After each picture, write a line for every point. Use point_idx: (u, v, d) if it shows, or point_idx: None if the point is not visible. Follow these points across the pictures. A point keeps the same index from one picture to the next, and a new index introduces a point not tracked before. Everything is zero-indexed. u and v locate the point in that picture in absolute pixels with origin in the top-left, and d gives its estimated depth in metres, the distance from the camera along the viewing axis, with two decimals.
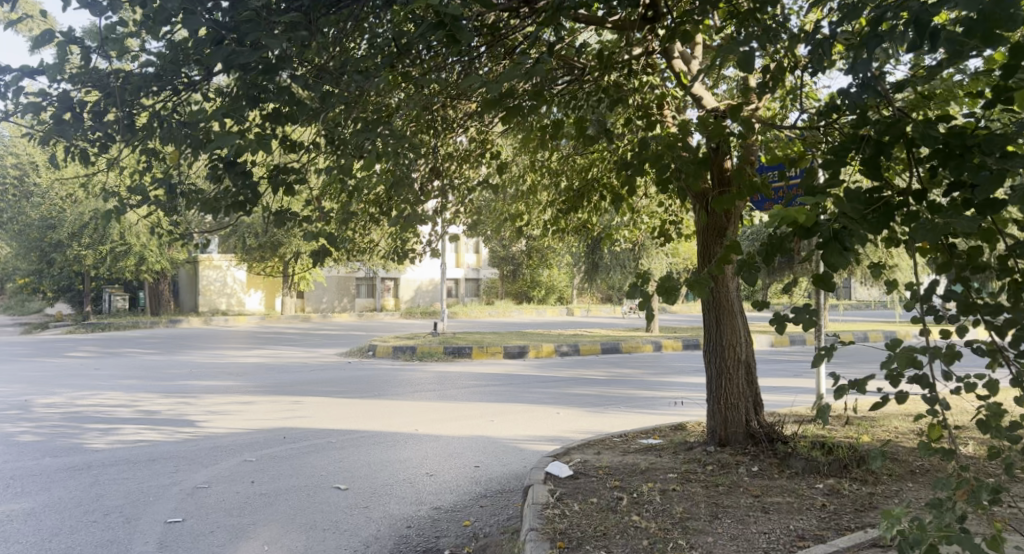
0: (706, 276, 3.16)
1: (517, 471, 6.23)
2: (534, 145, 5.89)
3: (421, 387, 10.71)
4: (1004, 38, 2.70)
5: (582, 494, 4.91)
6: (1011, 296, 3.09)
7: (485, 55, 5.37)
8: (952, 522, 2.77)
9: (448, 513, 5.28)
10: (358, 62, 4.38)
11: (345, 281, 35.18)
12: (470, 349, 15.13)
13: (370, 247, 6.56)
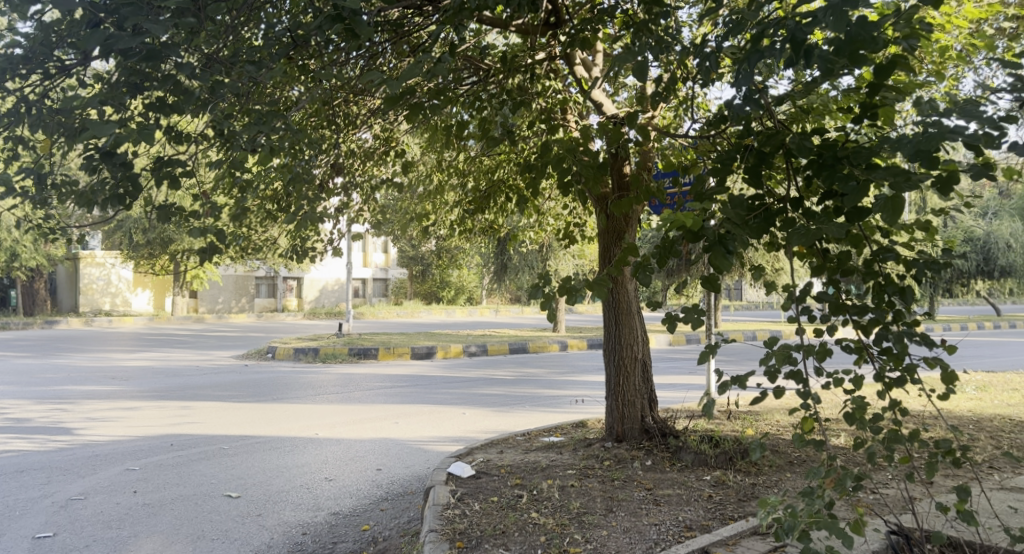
0: (605, 276, 3.25)
1: (418, 473, 6.25)
2: (439, 144, 5.91)
3: (324, 389, 10.56)
4: (868, 57, 2.92)
5: (483, 493, 4.98)
6: (876, 297, 3.33)
7: (389, 51, 5.37)
8: (821, 508, 2.97)
9: (346, 518, 5.26)
10: (250, 51, 4.30)
11: (243, 281, 34.25)
12: (376, 350, 14.99)
13: (268, 245, 6.43)
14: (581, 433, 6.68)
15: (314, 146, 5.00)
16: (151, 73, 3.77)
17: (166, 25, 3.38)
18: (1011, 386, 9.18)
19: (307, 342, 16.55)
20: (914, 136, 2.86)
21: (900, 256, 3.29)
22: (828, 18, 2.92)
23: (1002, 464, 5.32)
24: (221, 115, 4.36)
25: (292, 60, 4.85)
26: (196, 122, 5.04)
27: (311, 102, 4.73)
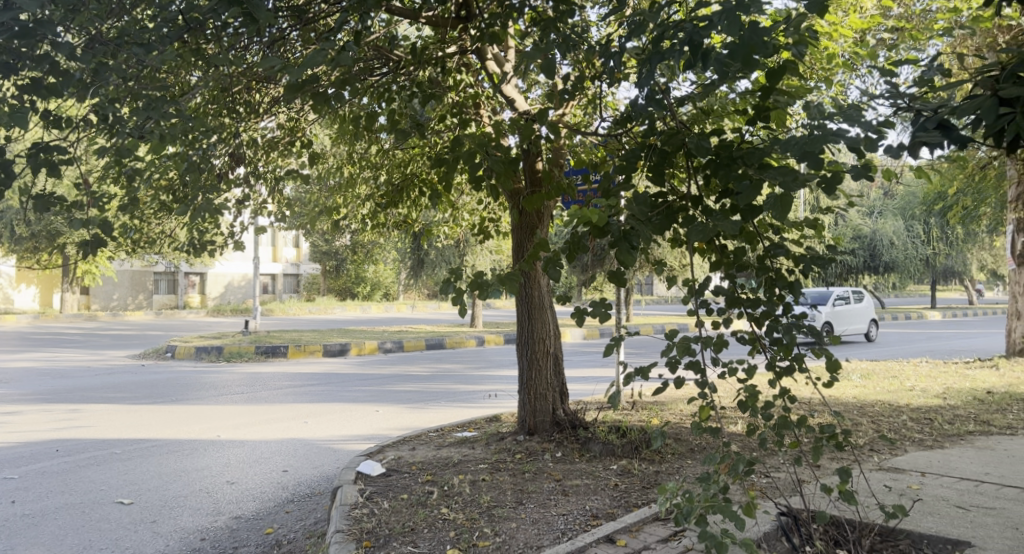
0: (516, 271, 3.30)
1: (327, 474, 6.19)
2: (348, 135, 5.84)
3: (229, 390, 10.30)
4: (760, 61, 3.07)
5: (392, 491, 4.98)
6: (768, 291, 3.54)
7: (294, 39, 5.26)
8: (716, 493, 3.11)
9: (249, 521, 5.17)
10: (137, 32, 4.16)
11: (140, 276, 32.96)
12: (285, 348, 14.70)
13: (166, 238, 6.23)
14: (492, 427, 6.74)
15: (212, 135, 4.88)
16: (26, 53, 3.60)
17: (41, 1, 3.24)
18: (892, 373, 9.76)
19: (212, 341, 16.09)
20: (801, 137, 3.04)
21: (790, 252, 3.50)
22: (722, 23, 3.06)
23: (881, 447, 5.66)
24: (103, 99, 4.20)
25: (186, 43, 4.70)
26: (81, 110, 4.84)
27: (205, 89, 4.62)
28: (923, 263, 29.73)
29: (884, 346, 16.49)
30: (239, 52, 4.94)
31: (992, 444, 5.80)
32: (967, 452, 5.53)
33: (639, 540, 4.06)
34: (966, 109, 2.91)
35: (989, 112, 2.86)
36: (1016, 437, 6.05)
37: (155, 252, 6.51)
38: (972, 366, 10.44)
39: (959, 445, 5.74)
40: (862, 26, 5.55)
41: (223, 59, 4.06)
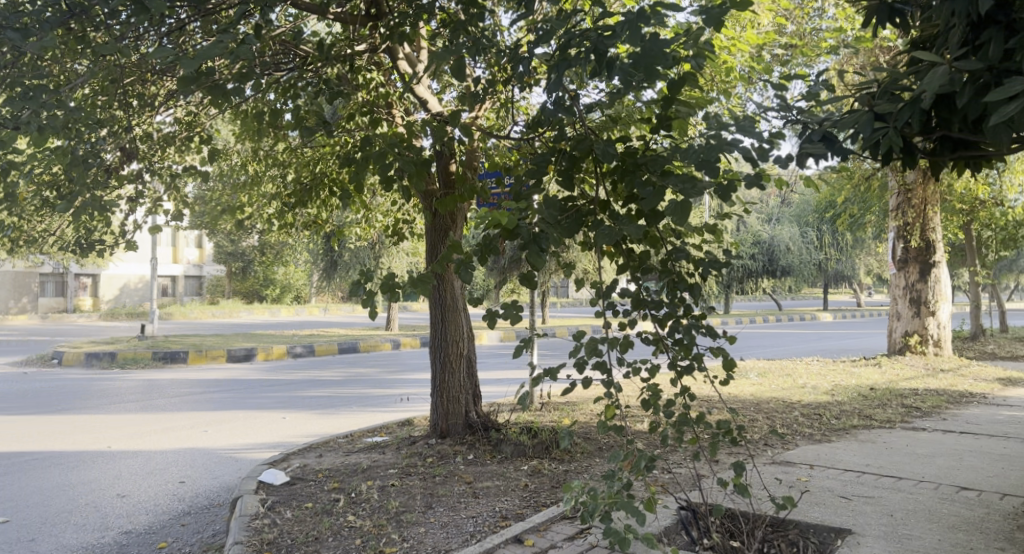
0: (428, 273, 3.29)
1: (227, 484, 6.04)
2: (251, 133, 5.71)
3: (124, 398, 9.90)
4: (661, 71, 3.20)
5: (296, 500, 4.92)
6: (670, 293, 3.70)
7: (195, 30, 5.12)
8: (620, 489, 3.23)
9: (141, 536, 5.01)
10: (14, 18, 3.97)
11: (25, 277, 31.27)
12: (186, 354, 14.21)
13: (53, 238, 5.96)
14: (404, 432, 6.73)
15: (100, 128, 4.69)
16: None
17: None
18: (787, 372, 10.18)
19: (105, 346, 15.43)
20: (698, 147, 3.20)
21: (690, 256, 3.67)
22: (625, 33, 3.18)
23: (775, 441, 5.93)
24: None
25: (69, 31, 4.52)
26: None
27: (91, 79, 4.46)
28: (817, 267, 31.06)
29: (780, 346, 17.14)
30: (131, 42, 4.77)
31: (874, 437, 6.14)
32: (852, 445, 5.85)
33: (546, 539, 4.13)
34: (846, 123, 3.14)
35: (864, 126, 3.11)
36: (895, 431, 6.43)
37: (41, 254, 6.22)
38: (859, 365, 10.99)
39: (845, 439, 6.06)
40: (758, 40, 5.80)
41: (110, 47, 3.93)
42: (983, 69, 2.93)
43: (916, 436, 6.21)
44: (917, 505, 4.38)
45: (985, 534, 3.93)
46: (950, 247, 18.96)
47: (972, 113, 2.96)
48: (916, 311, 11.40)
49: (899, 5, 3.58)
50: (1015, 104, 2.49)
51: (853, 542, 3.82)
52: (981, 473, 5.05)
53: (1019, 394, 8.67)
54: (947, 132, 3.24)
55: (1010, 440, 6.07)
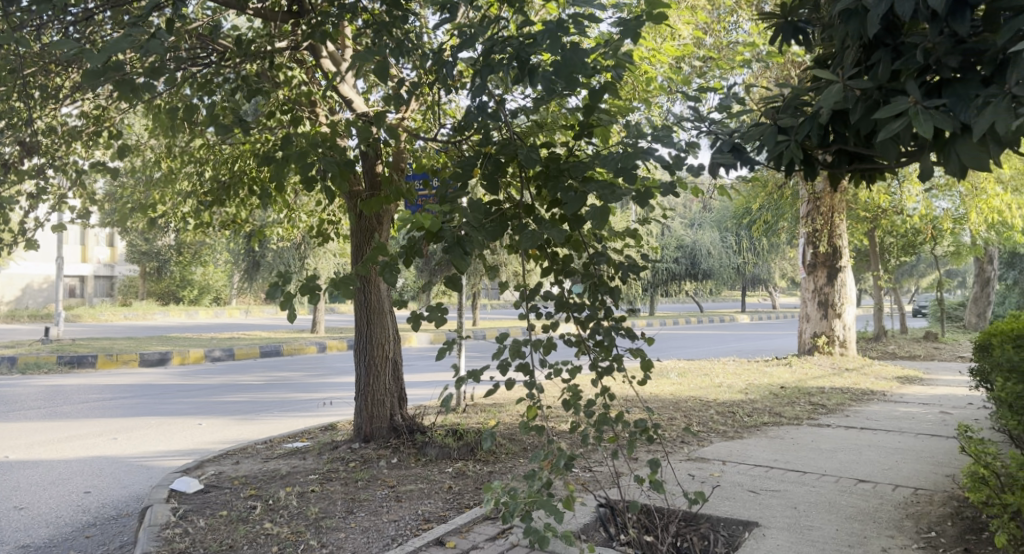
0: (351, 275, 3.28)
1: (137, 494, 5.87)
2: (164, 129, 5.55)
3: (28, 405, 9.49)
4: (580, 80, 3.30)
5: (210, 508, 4.82)
6: (591, 296, 3.82)
7: (104, 21, 4.95)
8: (540, 488, 3.31)
9: (43, 549, 4.83)
10: None
11: None
12: (94, 358, 13.69)
13: None
14: (326, 436, 6.67)
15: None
16: None
17: None
18: (704, 371, 10.48)
19: (5, 350, 14.71)
20: (617, 155, 3.30)
21: (610, 260, 3.77)
22: (545, 42, 3.26)
23: (690, 439, 6.10)
24: None
25: None
26: None
27: None
28: (736, 270, 31.99)
29: (701, 347, 17.60)
30: (34, 31, 4.58)
31: (783, 433, 6.38)
32: (762, 441, 6.08)
33: (468, 540, 4.17)
34: (752, 135, 3.39)
35: (768, 139, 3.34)
36: (803, 427, 6.70)
37: None
38: (772, 364, 11.39)
39: (755, 435, 6.29)
40: (675, 51, 5.97)
41: (8, 36, 3.76)
42: (872, 88, 3.07)
43: (821, 432, 6.49)
44: (819, 497, 4.60)
45: (877, 523, 4.16)
46: (856, 252, 19.83)
47: (863, 128, 3.11)
48: (823, 313, 11.90)
49: (802, 24, 3.87)
50: (900, 120, 2.73)
51: (760, 533, 4.02)
52: (878, 466, 5.32)
53: (915, 391, 9.14)
54: (842, 146, 3.41)
55: (905, 434, 6.40)
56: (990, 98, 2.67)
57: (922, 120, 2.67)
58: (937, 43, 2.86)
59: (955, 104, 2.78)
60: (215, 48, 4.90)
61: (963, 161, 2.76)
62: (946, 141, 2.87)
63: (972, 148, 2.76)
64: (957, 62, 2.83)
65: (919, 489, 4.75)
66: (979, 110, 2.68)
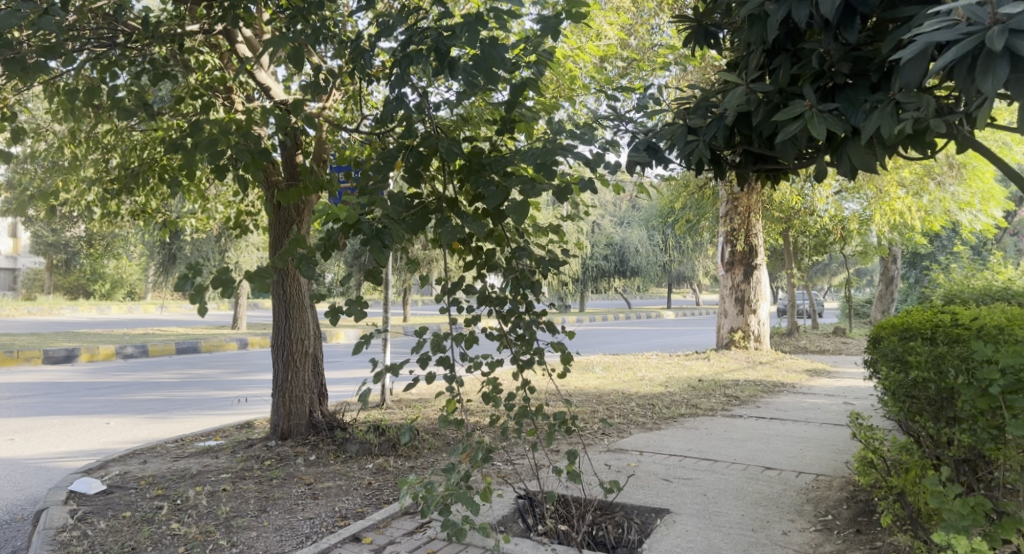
0: (266, 269, 3.16)
1: (35, 496, 5.60)
2: (63, 112, 5.27)
3: None
4: (500, 75, 3.29)
5: (113, 510, 4.63)
6: (513, 290, 3.81)
7: None
8: (458, 481, 3.30)
9: None
10: None
11: None
12: None
13: None
14: (240, 434, 6.49)
15: None
16: None
17: None
18: (627, 366, 10.61)
19: None
20: (537, 150, 3.29)
21: (533, 255, 3.77)
22: (464, 35, 3.22)
23: (609, 430, 6.18)
24: None
25: None
26: None
27: None
28: (661, 268, 32.57)
29: (625, 343, 17.82)
30: None
31: (698, 424, 6.52)
32: (678, 432, 6.19)
33: (385, 535, 4.12)
34: (663, 135, 3.62)
35: (679, 139, 3.56)
36: (717, 418, 6.86)
37: None
38: (691, 358, 11.63)
39: (672, 426, 6.41)
40: (597, 51, 6.02)
41: None
42: (774, 91, 3.35)
43: (734, 422, 6.66)
44: (727, 484, 4.71)
45: (781, 508, 4.30)
46: (771, 252, 20.44)
47: (765, 130, 3.38)
48: (740, 309, 12.21)
49: (713, 29, 4.02)
50: (797, 122, 3.01)
51: (670, 520, 4.12)
52: (785, 453, 5.49)
53: (824, 383, 9.46)
54: (747, 147, 3.64)
55: (810, 424, 6.60)
56: (876, 104, 3.00)
57: (816, 123, 2.95)
58: (832, 50, 3.15)
59: (846, 109, 3.09)
60: (122, 28, 4.69)
61: (853, 163, 3.14)
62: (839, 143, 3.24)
63: (861, 151, 3.13)
64: (847, 69, 3.13)
65: (820, 475, 4.90)
66: (867, 114, 3.01)
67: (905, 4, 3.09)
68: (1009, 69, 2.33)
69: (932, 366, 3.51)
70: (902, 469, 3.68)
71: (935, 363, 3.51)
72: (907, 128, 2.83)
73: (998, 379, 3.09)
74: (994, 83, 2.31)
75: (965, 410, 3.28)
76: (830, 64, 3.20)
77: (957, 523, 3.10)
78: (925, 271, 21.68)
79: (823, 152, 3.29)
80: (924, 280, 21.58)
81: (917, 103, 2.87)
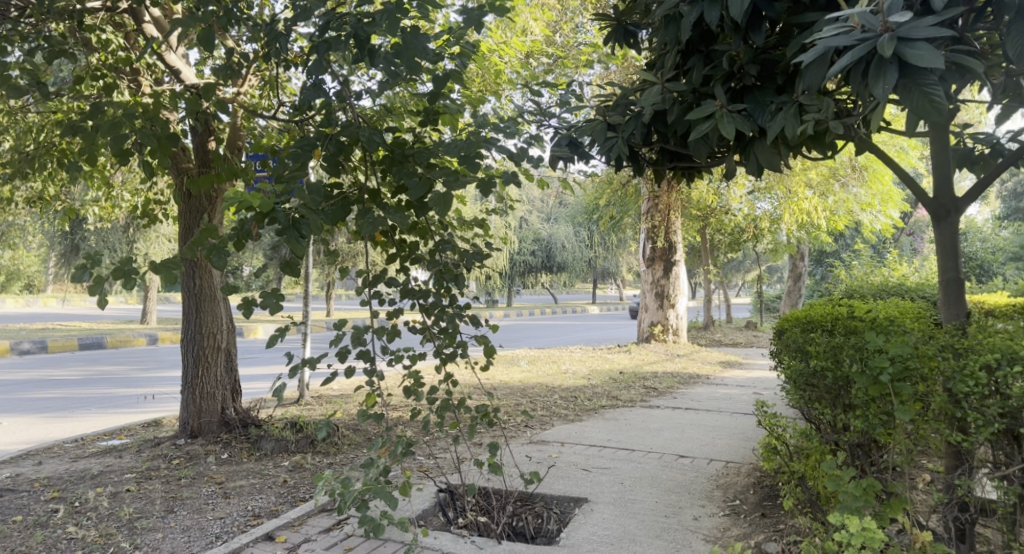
0: (172, 260, 3.04)
1: None
2: None
3: None
4: (422, 65, 3.25)
5: (5, 513, 4.40)
6: (437, 284, 3.76)
7: None
8: (377, 476, 3.27)
9: None
10: None
11: None
12: None
13: None
14: (146, 433, 6.26)
15: None
16: None
17: None
18: (550, 359, 10.69)
19: None
20: (460, 142, 3.27)
21: (456, 248, 3.76)
22: (384, 22, 3.18)
23: (529, 423, 6.21)
24: None
25: None
26: None
27: None
28: (586, 263, 32.97)
29: (546, 337, 17.96)
30: None
31: (617, 415, 6.61)
32: (598, 423, 6.26)
33: (300, 533, 4.04)
34: (584, 131, 3.63)
35: (599, 135, 3.59)
36: (635, 409, 6.98)
37: None
38: (613, 352, 11.80)
39: (592, 418, 6.48)
40: (521, 45, 6.03)
41: None
42: (688, 91, 3.43)
43: (651, 413, 6.78)
44: (644, 472, 4.80)
45: (693, 494, 4.41)
46: (689, 248, 20.94)
47: (680, 129, 3.46)
48: (660, 303, 12.44)
49: (632, 28, 4.07)
50: (708, 121, 3.08)
51: (587, 508, 4.18)
52: (700, 441, 5.62)
53: (736, 375, 9.73)
54: (664, 145, 3.71)
55: (722, 413, 6.78)
56: (781, 105, 3.09)
57: (726, 122, 3.02)
58: (741, 52, 3.24)
59: (754, 110, 3.17)
60: (17, 3, 4.44)
61: (760, 162, 3.23)
62: (748, 142, 3.33)
63: (767, 151, 3.22)
64: (756, 71, 3.22)
65: (730, 462, 5.04)
66: (773, 115, 3.10)
67: (810, 10, 3.20)
68: (897, 75, 2.42)
69: (829, 356, 3.59)
70: (803, 454, 3.81)
71: (832, 353, 3.59)
72: (809, 129, 2.92)
73: (887, 367, 3.26)
74: (885, 89, 2.40)
75: (859, 398, 3.42)
76: (740, 66, 3.29)
77: (851, 505, 3.24)
78: (830, 269, 22.55)
79: (734, 151, 3.38)
80: (830, 276, 22.49)
81: (818, 106, 2.97)
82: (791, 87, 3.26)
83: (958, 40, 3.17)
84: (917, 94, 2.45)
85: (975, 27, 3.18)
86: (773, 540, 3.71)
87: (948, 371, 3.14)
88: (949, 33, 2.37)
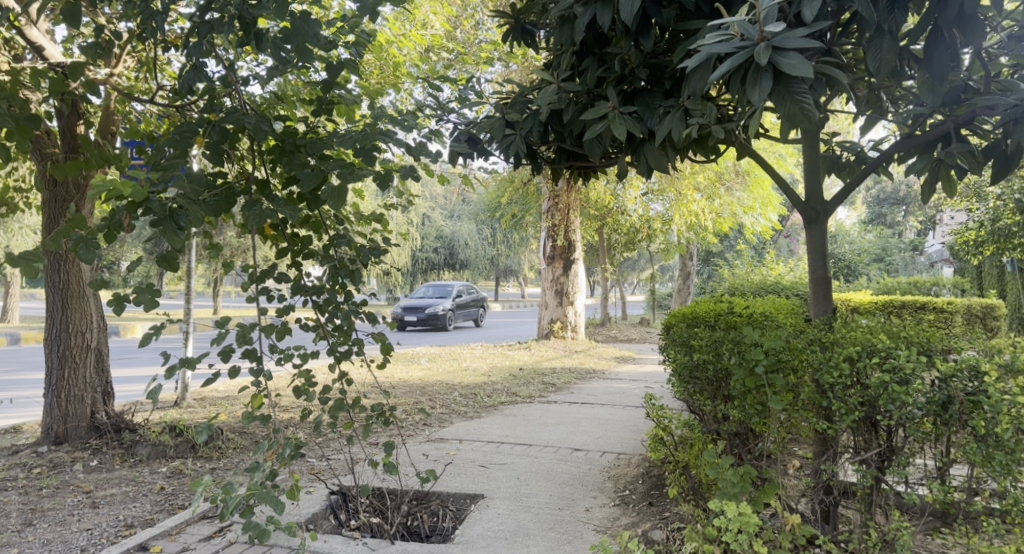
0: (27, 252, 2.79)
1: None
2: None
3: None
4: (314, 52, 3.11)
5: None
6: (331, 280, 3.63)
7: None
8: (262, 480, 3.11)
9: None
10: None
11: None
12: None
13: None
14: (5, 440, 5.81)
15: None
16: None
17: None
18: (448, 356, 10.59)
19: None
20: (354, 133, 3.14)
21: (351, 243, 3.63)
22: (269, 5, 3.02)
23: (425, 420, 6.11)
24: None
25: None
26: None
27: None
28: (486, 261, 33.05)
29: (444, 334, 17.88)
30: None
31: (515, 411, 6.59)
32: (496, 419, 6.22)
33: (177, 542, 3.81)
34: (483, 126, 3.56)
35: (497, 131, 3.52)
36: (534, 404, 6.98)
37: None
38: (512, 348, 11.80)
39: (490, 414, 6.44)
40: (420, 37, 5.93)
41: None
42: (583, 91, 3.41)
43: (548, 408, 6.80)
44: (540, 466, 4.78)
45: (586, 486, 4.41)
46: (587, 246, 21.27)
47: (574, 128, 3.44)
48: (559, 300, 12.52)
49: (529, 26, 4.02)
50: (601, 122, 3.07)
51: (483, 505, 4.11)
52: (595, 435, 5.67)
53: (629, 370, 9.92)
54: (561, 144, 3.69)
55: (616, 407, 6.87)
56: (669, 108, 3.11)
57: (618, 123, 3.02)
58: (633, 55, 3.25)
59: (643, 112, 3.19)
60: None
61: (649, 163, 3.24)
62: (638, 143, 3.34)
63: (656, 153, 3.24)
64: (646, 74, 3.24)
65: (621, 454, 5.08)
66: (661, 117, 3.11)
67: (698, 16, 3.24)
68: (772, 84, 2.46)
69: (711, 349, 3.62)
70: (688, 444, 3.87)
71: (714, 347, 3.62)
72: (694, 132, 2.95)
73: (762, 360, 3.32)
74: (761, 96, 2.42)
75: (736, 389, 3.48)
76: (632, 68, 3.30)
77: (729, 491, 3.33)
78: (716, 269, 23.38)
79: (625, 151, 3.39)
80: (716, 275, 23.32)
81: (702, 111, 3.01)
82: (679, 91, 3.30)
83: (826, 53, 3.27)
84: (790, 102, 2.49)
85: (840, 41, 3.27)
86: (659, 528, 3.75)
87: (815, 363, 3.25)
88: (820, 44, 2.42)
